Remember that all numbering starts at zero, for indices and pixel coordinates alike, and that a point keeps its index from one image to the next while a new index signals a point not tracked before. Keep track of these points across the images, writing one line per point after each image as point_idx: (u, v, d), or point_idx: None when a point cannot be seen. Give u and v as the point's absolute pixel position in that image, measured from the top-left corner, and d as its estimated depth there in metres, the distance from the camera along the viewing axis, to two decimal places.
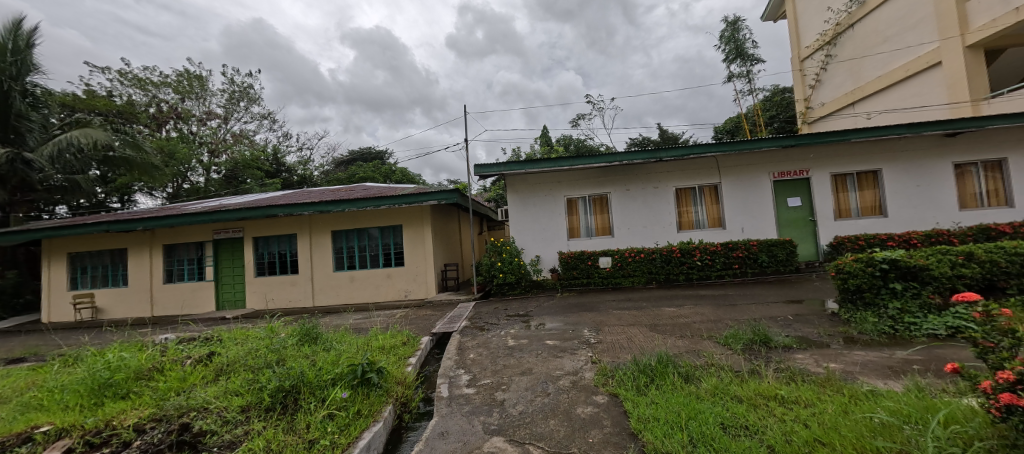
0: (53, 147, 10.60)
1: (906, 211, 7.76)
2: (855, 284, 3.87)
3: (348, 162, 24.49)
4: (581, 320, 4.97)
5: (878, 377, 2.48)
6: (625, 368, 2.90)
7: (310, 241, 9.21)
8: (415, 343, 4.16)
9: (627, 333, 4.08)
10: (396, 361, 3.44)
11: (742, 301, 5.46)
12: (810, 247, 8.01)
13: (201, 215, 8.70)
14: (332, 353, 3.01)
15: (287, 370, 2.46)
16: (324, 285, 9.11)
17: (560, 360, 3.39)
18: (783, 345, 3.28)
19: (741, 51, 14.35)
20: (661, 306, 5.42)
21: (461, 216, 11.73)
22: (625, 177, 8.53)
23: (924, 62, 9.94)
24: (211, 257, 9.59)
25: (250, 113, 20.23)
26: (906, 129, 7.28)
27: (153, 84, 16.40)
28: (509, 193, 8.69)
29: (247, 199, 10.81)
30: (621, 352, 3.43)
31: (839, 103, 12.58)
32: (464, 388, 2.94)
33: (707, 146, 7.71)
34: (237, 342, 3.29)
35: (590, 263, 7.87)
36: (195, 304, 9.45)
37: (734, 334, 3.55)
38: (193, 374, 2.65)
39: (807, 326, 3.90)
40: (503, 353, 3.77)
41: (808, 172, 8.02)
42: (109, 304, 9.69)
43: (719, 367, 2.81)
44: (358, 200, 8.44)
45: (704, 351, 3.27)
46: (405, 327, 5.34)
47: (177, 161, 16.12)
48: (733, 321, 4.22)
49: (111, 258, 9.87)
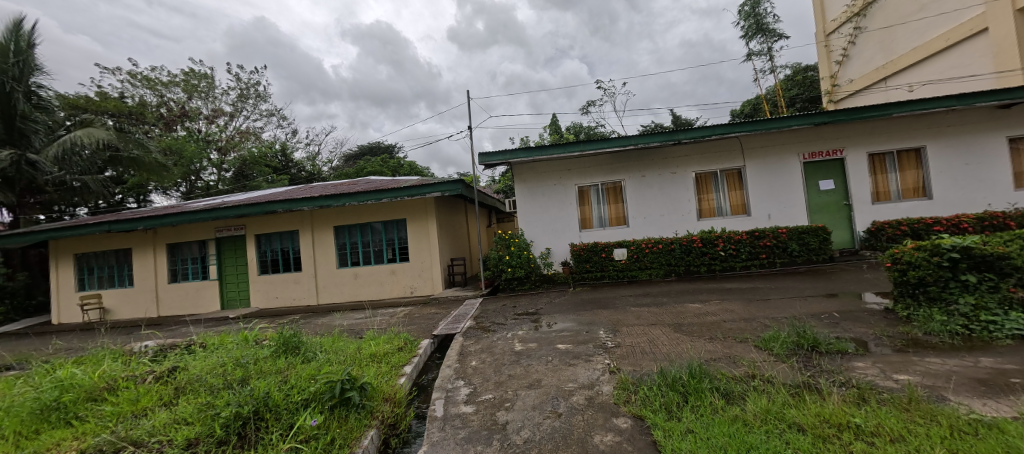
0: (58, 148, 10.50)
1: (953, 192, 7.04)
2: (917, 277, 3.32)
3: (357, 157, 24.38)
4: (596, 319, 4.52)
5: (976, 396, 1.97)
6: (649, 381, 2.46)
7: (313, 237, 8.94)
8: (412, 349, 3.80)
9: (649, 336, 3.61)
10: (388, 372, 3.06)
11: (776, 295, 4.92)
12: (845, 234, 7.35)
13: (201, 213, 8.51)
14: (313, 367, 2.66)
15: (248, 393, 2.10)
16: (328, 282, 8.85)
17: (573, 369, 2.94)
18: (837, 350, 2.79)
19: (762, 27, 13.45)
20: (684, 302, 4.92)
21: (467, 208, 11.31)
22: (640, 162, 7.97)
23: (967, 30, 9.09)
24: (214, 255, 9.43)
25: (257, 111, 20.13)
26: (956, 101, 6.54)
27: (162, 84, 16.40)
28: (516, 183, 8.22)
29: (249, 196, 10.62)
30: (644, 360, 2.97)
31: (869, 79, 11.66)
32: (461, 405, 2.53)
33: (730, 127, 7.11)
34: (208, 354, 2.95)
35: (603, 255, 7.39)
36: (199, 303, 9.32)
37: (775, 337, 3.06)
38: (148, 395, 2.31)
39: (859, 325, 3.37)
40: (508, 359, 3.35)
41: (842, 152, 7.34)
42: (117, 304, 9.67)
43: (766, 382, 2.35)
44: (358, 194, 8.09)
45: (741, 358, 2.80)
46: (404, 328, 4.99)
47: (186, 160, 16.14)
48: (770, 320, 3.70)
49: (116, 258, 9.81)
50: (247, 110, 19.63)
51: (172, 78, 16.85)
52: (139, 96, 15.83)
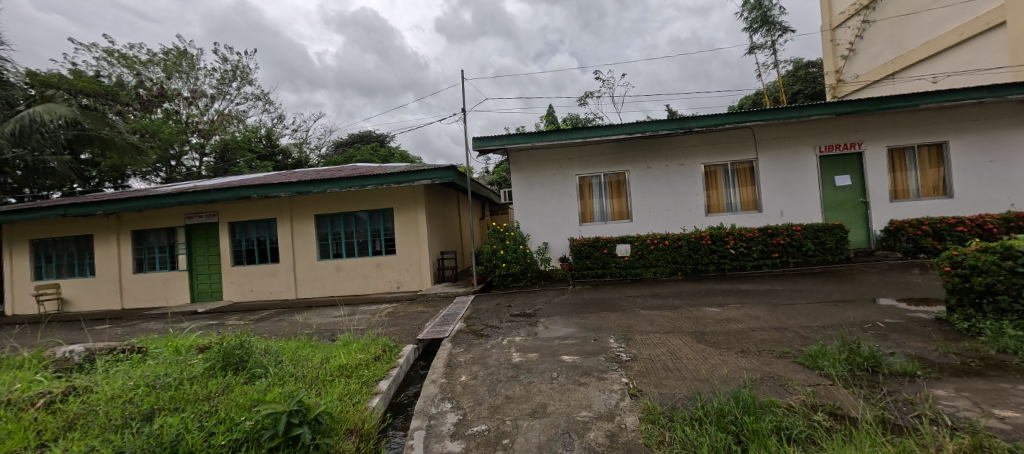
0: (14, 124, 9.53)
1: (976, 191, 6.65)
2: (983, 283, 2.84)
3: (347, 145, 23.53)
4: (603, 324, 4.00)
5: None
6: (686, 412, 1.95)
7: (292, 226, 8.26)
8: (392, 358, 3.24)
9: (669, 347, 3.10)
10: (357, 391, 2.49)
11: (800, 299, 4.44)
12: (860, 233, 6.93)
13: (167, 197, 7.79)
14: (257, 390, 2.11)
15: (150, 437, 1.55)
16: (308, 275, 8.21)
17: (582, 391, 2.41)
18: (903, 372, 2.31)
19: (768, 19, 12.93)
20: (700, 306, 4.42)
21: (459, 198, 10.71)
22: (645, 153, 7.45)
23: (984, 23, 8.70)
24: (184, 244, 8.71)
25: (242, 94, 19.14)
26: (987, 92, 6.09)
27: (140, 63, 15.40)
28: (512, 171, 7.65)
29: (224, 182, 9.87)
30: (670, 379, 2.45)
31: (877, 75, 11.23)
32: (446, 441, 1.98)
33: (746, 115, 6.61)
34: (129, 369, 2.36)
35: (606, 251, 6.87)
36: (167, 295, 8.62)
37: (822, 353, 2.57)
38: (21, 430, 1.72)
39: (913, 338, 2.90)
40: (504, 375, 2.81)
41: (860, 145, 6.90)
42: (77, 295, 8.92)
43: (836, 420, 1.85)
44: (341, 179, 7.45)
45: (790, 381, 2.29)
46: (386, 330, 4.42)
47: (164, 143, 15.16)
48: (806, 331, 3.21)
49: (76, 246, 9.04)
50: (231, 93, 18.61)
51: (150, 57, 15.83)
52: (116, 75, 14.84)
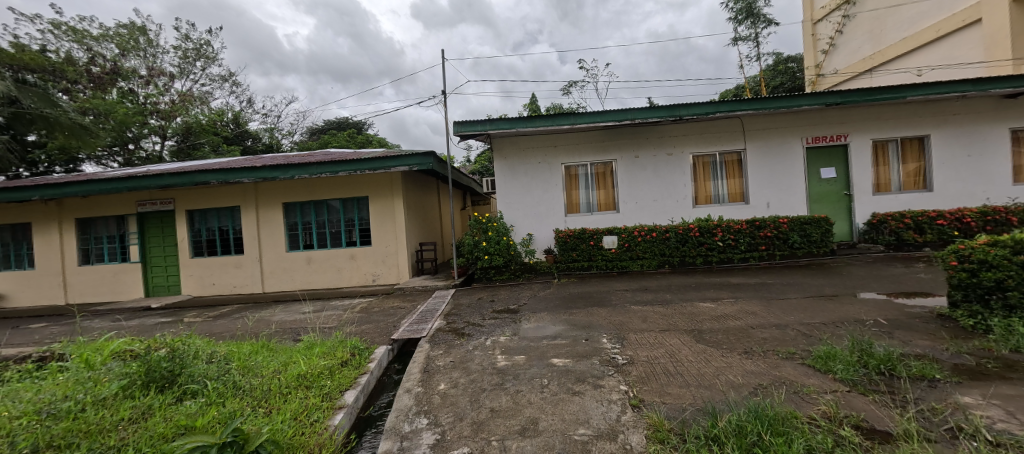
0: None
1: (954, 184, 6.73)
2: (992, 279, 2.71)
3: (322, 131, 22.47)
4: (593, 321, 3.75)
5: None
6: (699, 429, 1.69)
7: (257, 214, 7.65)
8: (360, 363, 2.86)
9: (667, 348, 2.86)
10: (317, 407, 2.12)
11: (792, 293, 4.32)
12: (843, 225, 6.94)
13: (114, 182, 7.03)
14: (186, 414, 1.72)
15: None
16: (276, 267, 7.65)
17: (577, 402, 2.13)
18: (921, 376, 2.13)
19: (752, 11, 12.86)
20: (692, 301, 4.24)
21: (439, 187, 10.25)
22: (633, 142, 7.21)
23: (959, 21, 8.84)
24: (136, 233, 7.96)
25: (206, 74, 17.84)
26: (971, 85, 6.10)
27: (91, 38, 14.04)
28: (496, 159, 7.29)
29: (182, 166, 9.07)
30: (673, 387, 2.20)
31: (855, 70, 11.38)
32: None
33: (735, 104, 6.44)
34: (24, 389, 1.91)
35: (592, 243, 6.62)
36: (119, 290, 7.89)
37: (833, 355, 2.37)
38: None
39: (919, 336, 2.76)
40: (489, 383, 2.49)
41: (846, 137, 6.87)
42: (14, 289, 8.06)
43: (868, 437, 1.63)
44: (311, 165, 6.90)
45: (805, 388, 2.07)
46: (357, 329, 4.05)
47: (118, 124, 13.84)
48: (807, 329, 3.03)
49: (12, 235, 8.14)
50: (194, 73, 17.29)
51: (102, 32, 14.48)
52: (64, 50, 13.44)
